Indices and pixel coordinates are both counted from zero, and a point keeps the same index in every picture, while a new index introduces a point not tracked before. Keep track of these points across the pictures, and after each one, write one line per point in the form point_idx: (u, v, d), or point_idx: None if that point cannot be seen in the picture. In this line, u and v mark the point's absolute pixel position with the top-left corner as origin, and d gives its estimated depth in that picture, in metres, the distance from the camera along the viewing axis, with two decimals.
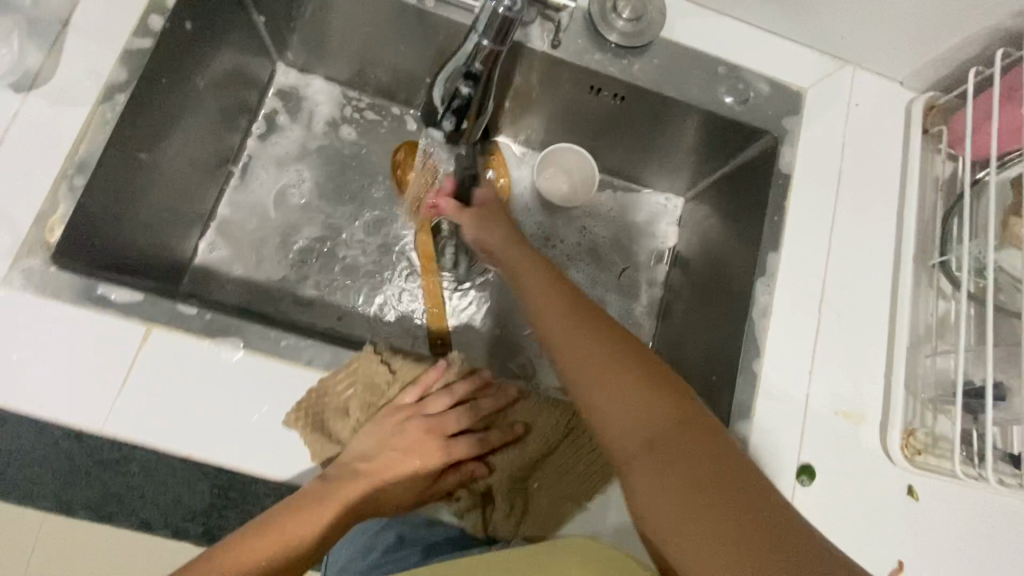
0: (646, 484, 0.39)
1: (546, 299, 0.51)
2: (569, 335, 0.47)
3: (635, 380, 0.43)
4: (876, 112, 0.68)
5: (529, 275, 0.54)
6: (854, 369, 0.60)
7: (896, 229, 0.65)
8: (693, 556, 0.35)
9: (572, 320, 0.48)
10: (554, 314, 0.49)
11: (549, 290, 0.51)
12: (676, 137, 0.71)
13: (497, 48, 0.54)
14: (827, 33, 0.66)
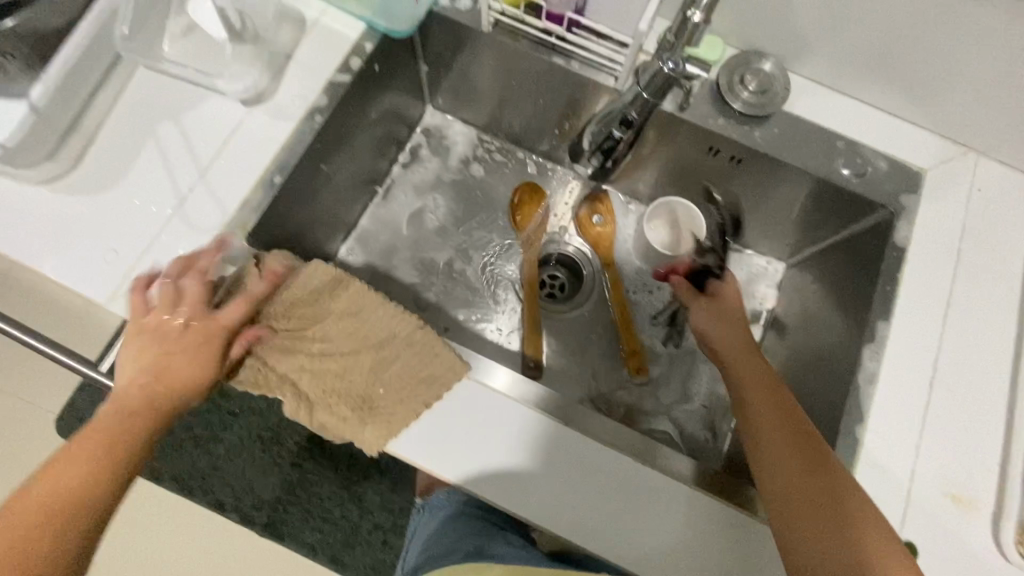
0: None
1: (787, 426, 0.55)
2: (806, 477, 0.52)
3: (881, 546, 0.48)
4: (1000, 199, 0.68)
5: (765, 396, 0.57)
6: (967, 452, 0.58)
7: (1021, 316, 0.63)
8: None
9: (816, 459, 0.52)
10: (791, 446, 0.53)
11: (788, 418, 0.55)
12: (786, 203, 0.75)
13: (653, 100, 0.65)
14: (951, 120, 0.69)
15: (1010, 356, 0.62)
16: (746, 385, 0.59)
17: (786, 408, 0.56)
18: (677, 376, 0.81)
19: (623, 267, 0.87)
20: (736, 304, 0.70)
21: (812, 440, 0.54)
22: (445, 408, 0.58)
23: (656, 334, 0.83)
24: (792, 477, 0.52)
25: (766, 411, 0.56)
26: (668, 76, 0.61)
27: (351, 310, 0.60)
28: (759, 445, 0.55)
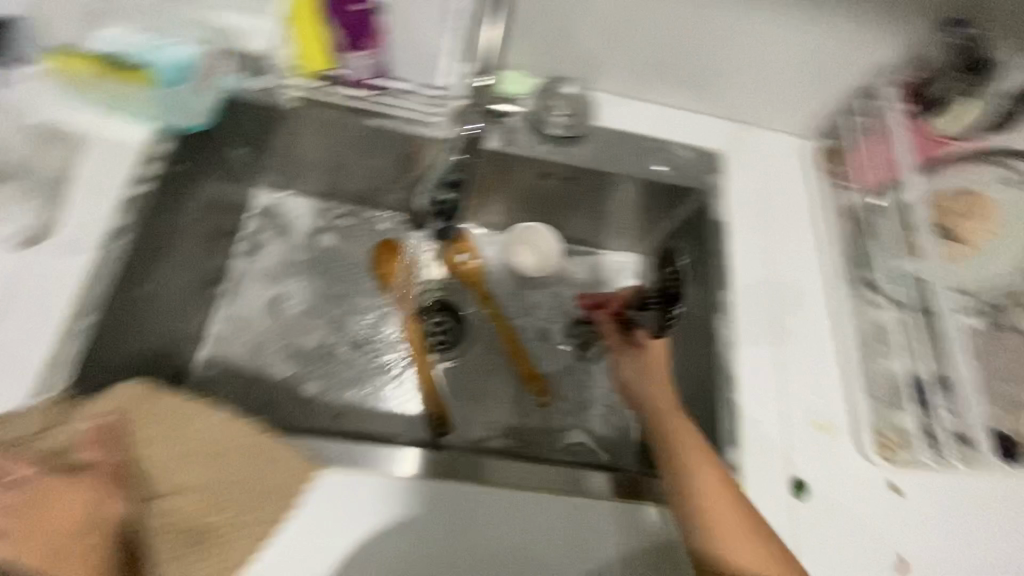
0: None
1: (704, 483, 0.54)
2: (706, 484, 0.54)
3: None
4: (783, 160, 0.81)
5: (685, 452, 0.57)
6: (818, 383, 0.67)
7: (823, 255, 0.74)
8: None
9: (724, 517, 0.52)
10: (699, 472, 0.55)
11: (708, 475, 0.55)
12: (620, 206, 0.82)
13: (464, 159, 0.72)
14: (730, 104, 0.79)
15: (824, 290, 0.73)
16: (669, 439, 0.58)
17: (704, 464, 0.55)
18: (576, 387, 0.84)
19: (500, 298, 0.88)
20: (662, 355, 0.67)
21: (724, 494, 0.54)
22: (317, 527, 0.54)
23: (546, 353, 0.86)
24: (694, 484, 0.54)
25: (686, 469, 0.56)
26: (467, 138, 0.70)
27: (145, 418, 0.49)
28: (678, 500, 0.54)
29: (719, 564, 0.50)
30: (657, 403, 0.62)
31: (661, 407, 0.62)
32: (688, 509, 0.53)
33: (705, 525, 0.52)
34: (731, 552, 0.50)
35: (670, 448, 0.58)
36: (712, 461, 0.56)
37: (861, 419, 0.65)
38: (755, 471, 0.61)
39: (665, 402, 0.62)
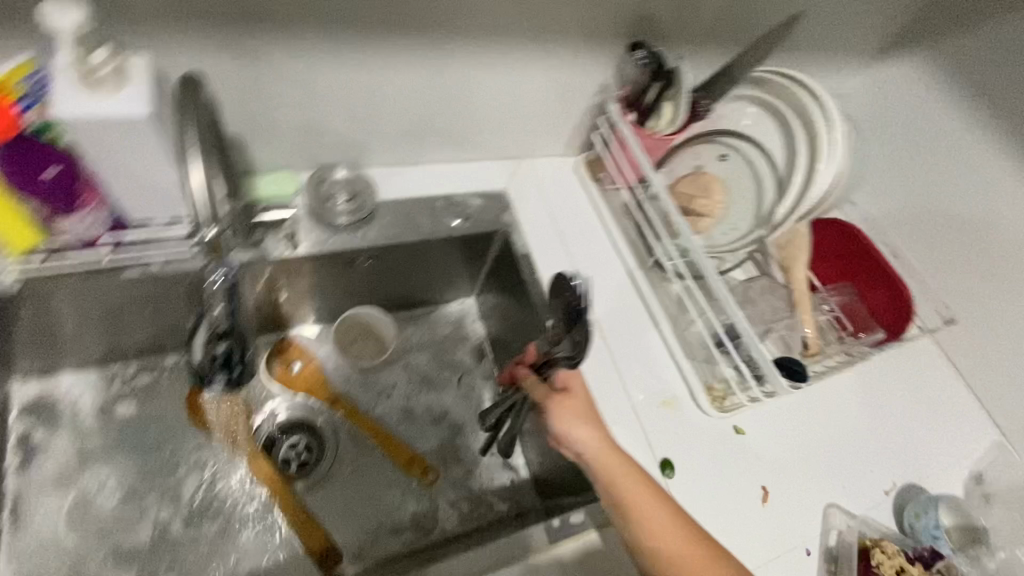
0: None
1: (657, 522, 0.57)
2: (675, 539, 0.57)
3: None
4: (559, 180, 0.89)
5: (634, 497, 0.58)
6: (653, 365, 0.75)
7: (619, 251, 0.84)
8: None
9: (681, 547, 0.57)
10: (666, 531, 0.57)
11: (658, 514, 0.57)
12: (436, 264, 0.85)
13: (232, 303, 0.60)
14: (497, 146, 0.85)
15: (630, 281, 0.82)
16: (616, 486, 0.59)
17: (653, 504, 0.58)
18: (457, 450, 0.82)
19: (350, 393, 0.83)
20: (587, 398, 0.65)
21: (676, 524, 0.58)
22: None
23: (417, 430, 0.83)
24: (666, 545, 0.56)
25: (640, 513, 0.58)
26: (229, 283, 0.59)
27: None
28: (639, 543, 0.57)
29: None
30: (596, 452, 0.61)
31: (601, 455, 0.61)
32: (651, 549, 0.57)
33: (667, 560, 0.56)
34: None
35: (619, 496, 0.59)
36: (658, 495, 0.59)
37: (691, 383, 0.74)
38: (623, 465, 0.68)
39: (603, 449, 0.61)
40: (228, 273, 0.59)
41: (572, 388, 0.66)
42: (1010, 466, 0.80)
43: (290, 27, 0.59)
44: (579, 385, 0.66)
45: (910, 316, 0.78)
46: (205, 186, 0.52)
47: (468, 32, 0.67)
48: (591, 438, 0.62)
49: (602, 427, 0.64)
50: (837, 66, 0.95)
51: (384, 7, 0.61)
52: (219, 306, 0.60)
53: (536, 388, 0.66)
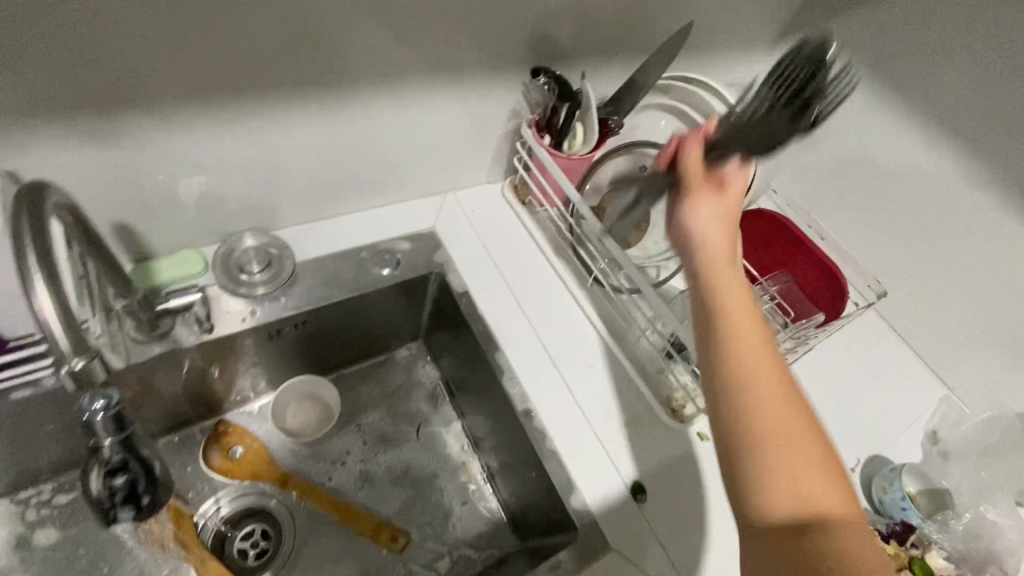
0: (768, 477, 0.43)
1: (750, 348, 0.48)
2: (757, 344, 0.48)
3: (802, 474, 0.43)
4: (487, 207, 0.87)
5: (735, 316, 0.50)
6: (610, 387, 0.73)
7: (560, 274, 0.82)
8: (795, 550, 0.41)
9: (768, 387, 0.46)
10: (753, 335, 0.48)
11: (748, 319, 0.49)
12: (372, 316, 0.81)
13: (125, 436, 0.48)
14: (418, 185, 0.82)
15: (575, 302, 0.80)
16: (719, 291, 0.51)
17: (755, 331, 0.49)
18: (425, 506, 0.78)
19: (300, 469, 0.78)
20: (737, 204, 0.57)
21: (773, 363, 0.48)
22: None
23: (379, 493, 0.78)
24: (748, 336, 0.48)
25: (735, 331, 0.49)
26: (113, 415, 0.46)
27: None
28: (720, 361, 0.48)
29: (752, 427, 0.45)
30: (713, 258, 0.54)
31: (717, 261, 0.54)
32: (730, 372, 0.47)
33: (743, 386, 0.46)
34: (764, 404, 0.45)
35: (714, 307, 0.51)
36: (762, 329, 0.50)
37: (650, 398, 0.73)
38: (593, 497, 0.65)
39: (721, 259, 0.54)
40: (107, 408, 0.46)
41: (722, 192, 0.57)
42: (964, 420, 0.82)
43: (164, 98, 0.55)
44: (737, 186, 0.57)
45: (845, 296, 0.77)
46: (56, 305, 0.41)
47: (360, 75, 0.64)
48: (718, 242, 0.55)
49: (731, 240, 0.56)
50: (742, 59, 0.97)
51: (264, 62, 0.58)
52: (106, 451, 0.48)
53: (693, 161, 0.59)
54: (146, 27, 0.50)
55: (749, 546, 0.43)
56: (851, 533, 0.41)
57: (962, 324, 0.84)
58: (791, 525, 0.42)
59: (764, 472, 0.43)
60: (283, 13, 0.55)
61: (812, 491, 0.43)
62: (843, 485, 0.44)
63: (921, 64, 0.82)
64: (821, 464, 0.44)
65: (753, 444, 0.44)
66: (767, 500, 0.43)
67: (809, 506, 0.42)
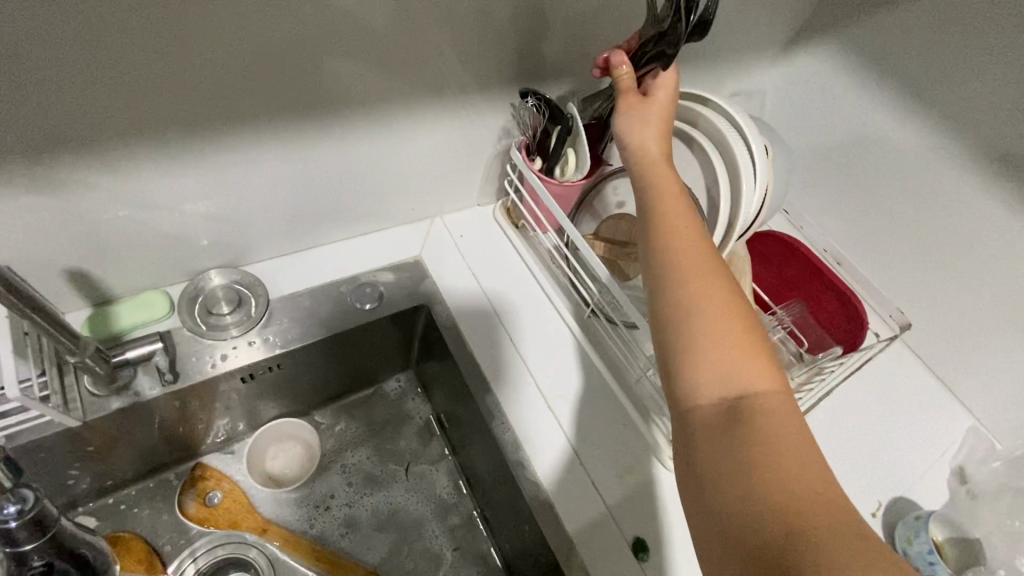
0: (694, 365, 0.44)
1: (681, 236, 0.49)
2: (689, 241, 0.49)
3: (725, 353, 0.44)
4: (477, 232, 0.82)
5: (666, 207, 0.51)
6: (609, 428, 0.68)
7: (555, 303, 0.76)
8: (712, 431, 0.42)
9: (697, 269, 0.47)
10: (682, 233, 0.50)
11: (677, 217, 0.51)
12: (357, 351, 0.77)
13: (49, 533, 0.47)
14: (403, 213, 0.79)
15: (571, 334, 0.74)
16: (654, 190, 0.53)
17: (686, 222, 0.50)
18: (414, 554, 0.74)
19: (280, 516, 0.73)
20: (666, 109, 0.58)
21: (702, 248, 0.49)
22: None
23: (363, 540, 0.73)
24: (675, 233, 0.50)
25: (665, 224, 0.50)
26: (36, 518, 0.45)
27: None
28: (654, 248, 0.50)
29: (681, 307, 0.46)
30: (648, 159, 0.55)
31: (652, 162, 0.55)
32: (659, 255, 0.49)
33: (674, 271, 0.48)
34: (691, 293, 0.46)
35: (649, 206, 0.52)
36: (694, 221, 0.51)
37: (652, 439, 0.67)
38: (593, 555, 0.60)
39: (655, 158, 0.55)
40: (22, 513, 0.44)
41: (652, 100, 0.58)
42: (992, 456, 0.76)
43: (120, 134, 0.52)
44: (662, 94, 0.58)
45: (865, 328, 0.74)
46: None
47: (335, 103, 0.60)
48: (652, 145, 0.56)
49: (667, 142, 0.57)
50: (745, 69, 0.92)
51: (228, 94, 0.54)
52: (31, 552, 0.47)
53: (624, 75, 0.59)
54: (95, 61, 0.46)
55: (684, 425, 0.44)
56: (776, 404, 0.42)
57: (985, 351, 0.78)
58: (721, 399, 0.43)
59: (693, 350, 0.44)
60: (245, 43, 0.51)
61: (736, 366, 0.43)
62: (770, 358, 0.44)
63: (940, 70, 0.76)
64: (747, 340, 0.44)
65: (681, 323, 0.46)
66: (696, 379, 0.44)
67: (736, 378, 0.43)
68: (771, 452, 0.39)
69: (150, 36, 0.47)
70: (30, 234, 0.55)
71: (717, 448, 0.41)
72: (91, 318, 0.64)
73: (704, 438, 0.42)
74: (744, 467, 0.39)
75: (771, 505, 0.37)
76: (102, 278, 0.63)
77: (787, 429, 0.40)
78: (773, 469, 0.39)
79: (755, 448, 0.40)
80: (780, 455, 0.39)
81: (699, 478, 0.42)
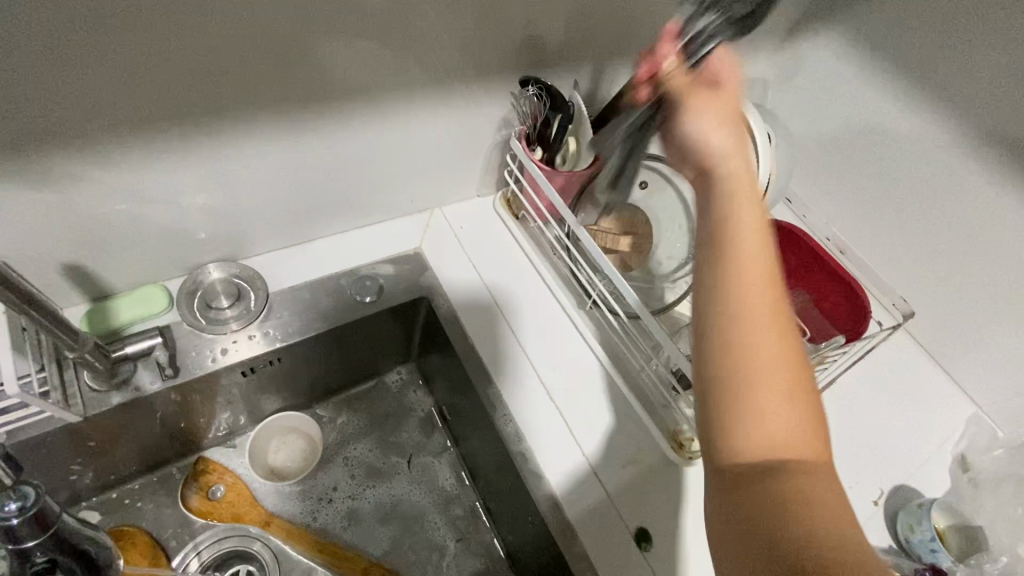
0: (744, 413, 0.40)
1: (750, 260, 0.44)
2: (760, 266, 0.44)
3: (778, 406, 0.40)
4: (477, 224, 0.81)
5: (741, 230, 0.45)
6: (611, 419, 0.68)
7: (557, 293, 0.76)
8: (750, 493, 0.38)
9: (767, 307, 0.42)
10: (754, 257, 0.44)
11: (748, 238, 0.44)
12: (359, 344, 0.77)
13: (51, 532, 0.47)
14: (402, 204, 0.78)
15: (573, 325, 0.74)
16: (724, 202, 0.47)
17: (760, 246, 0.44)
18: (417, 545, 0.74)
19: (284, 509, 0.73)
20: (733, 102, 0.53)
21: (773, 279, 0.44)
22: None
23: (366, 532, 0.73)
24: (750, 255, 0.44)
25: (740, 249, 0.44)
26: (38, 515, 0.45)
27: None
28: (721, 269, 0.43)
29: (742, 347, 0.41)
30: (722, 158, 0.49)
31: (728, 161, 0.49)
32: (727, 279, 0.43)
33: (741, 301, 0.42)
34: (754, 334, 0.41)
35: (726, 221, 0.46)
36: (764, 243, 0.45)
37: (654, 429, 0.67)
38: (595, 546, 0.60)
39: (729, 158, 0.49)
40: (24, 510, 0.44)
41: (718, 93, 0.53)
42: (994, 444, 0.76)
43: (114, 127, 0.51)
44: (730, 78, 0.53)
45: (869, 316, 0.73)
46: None
47: (331, 93, 0.59)
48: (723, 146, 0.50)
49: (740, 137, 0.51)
50: (748, 54, 0.91)
51: (221, 85, 0.53)
52: (35, 550, 0.47)
53: (676, 69, 0.53)
54: (84, 53, 0.45)
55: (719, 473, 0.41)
56: (821, 469, 0.39)
57: (990, 341, 0.77)
58: (763, 454, 0.39)
59: (746, 401, 0.40)
60: (237, 31, 0.50)
61: (784, 424, 0.39)
62: (815, 419, 0.41)
63: (944, 53, 0.74)
64: (797, 395, 0.40)
65: (741, 369, 0.41)
66: (743, 437, 0.40)
67: (787, 435, 0.39)
68: (816, 521, 0.36)
69: (139, 25, 0.46)
70: (25, 230, 0.54)
71: (756, 504, 0.38)
72: (89, 314, 0.64)
73: (738, 492, 0.39)
74: (784, 527, 0.36)
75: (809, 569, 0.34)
76: (100, 273, 0.63)
77: (833, 494, 0.38)
78: (818, 538, 0.35)
79: (795, 515, 0.36)
80: (828, 521, 0.36)
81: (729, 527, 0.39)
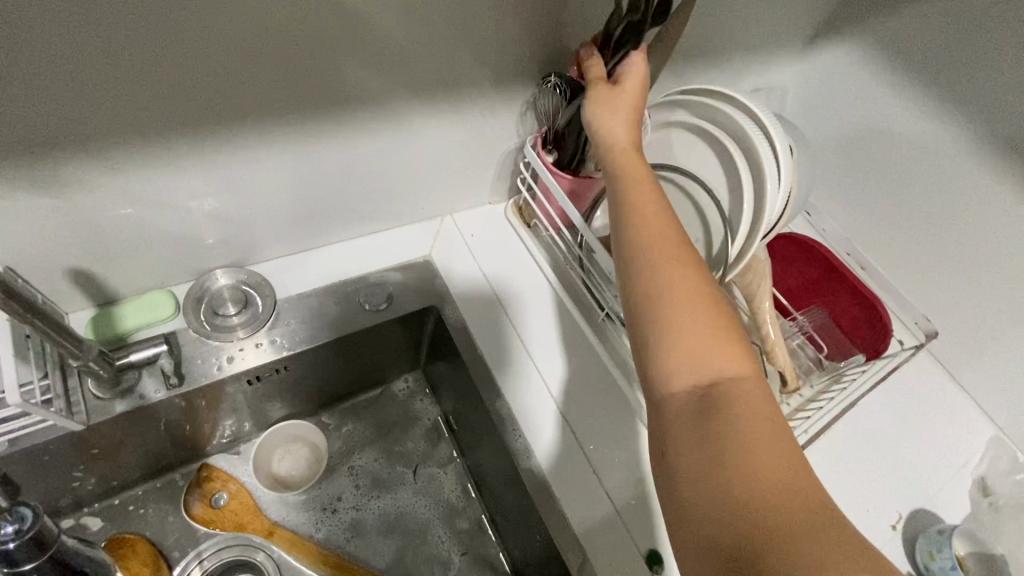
0: (665, 357, 0.43)
1: (651, 222, 0.48)
2: (660, 222, 0.48)
3: (697, 345, 0.42)
4: (488, 231, 0.80)
5: (641, 196, 0.49)
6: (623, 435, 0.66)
7: (567, 303, 0.74)
8: (682, 430, 0.41)
9: (667, 258, 0.46)
10: (651, 218, 0.48)
11: (644, 204, 0.49)
12: (365, 352, 0.75)
13: (46, 554, 0.46)
14: (413, 212, 0.77)
15: (584, 337, 0.72)
16: (625, 176, 0.51)
17: (659, 210, 0.48)
18: (421, 557, 0.72)
19: (288, 519, 0.72)
20: (636, 96, 0.55)
21: (674, 231, 0.47)
22: None
23: (368, 544, 0.72)
24: (646, 217, 0.48)
25: (637, 216, 0.48)
26: (34, 538, 0.44)
27: None
28: (624, 235, 0.48)
29: (654, 296, 0.45)
30: (618, 142, 0.53)
31: (622, 147, 0.53)
32: (628, 244, 0.47)
33: (645, 255, 0.46)
34: (661, 283, 0.45)
35: (624, 199, 0.50)
36: (661, 204, 0.49)
37: None
38: (605, 567, 0.58)
39: (627, 140, 0.53)
40: (20, 533, 0.44)
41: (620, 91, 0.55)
42: (1015, 468, 0.74)
43: (122, 130, 0.50)
44: (633, 83, 0.55)
45: (888, 334, 0.72)
46: None
47: (343, 101, 0.58)
48: (621, 134, 0.53)
49: (637, 129, 0.54)
50: (768, 63, 0.89)
51: (230, 90, 0.51)
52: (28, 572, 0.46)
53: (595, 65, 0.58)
54: (95, 56, 0.44)
55: (659, 420, 0.43)
56: (750, 394, 0.41)
57: (1012, 362, 0.75)
58: (694, 392, 0.42)
59: (658, 347, 0.43)
60: (249, 36, 0.48)
61: (707, 358, 0.42)
62: (741, 349, 0.43)
63: (973, 67, 0.72)
64: (716, 329, 0.43)
65: (650, 316, 0.44)
66: (668, 378, 0.43)
67: (706, 365, 0.42)
68: (743, 445, 0.38)
69: (150, 30, 0.45)
70: (31, 234, 0.53)
71: (691, 444, 0.40)
72: (95, 320, 0.63)
73: (678, 432, 0.41)
74: (718, 459, 0.38)
75: (742, 498, 0.36)
76: (107, 278, 0.62)
77: (761, 416, 0.40)
78: (744, 461, 0.38)
79: (724, 444, 0.39)
80: (757, 449, 0.38)
81: (672, 474, 0.41)
